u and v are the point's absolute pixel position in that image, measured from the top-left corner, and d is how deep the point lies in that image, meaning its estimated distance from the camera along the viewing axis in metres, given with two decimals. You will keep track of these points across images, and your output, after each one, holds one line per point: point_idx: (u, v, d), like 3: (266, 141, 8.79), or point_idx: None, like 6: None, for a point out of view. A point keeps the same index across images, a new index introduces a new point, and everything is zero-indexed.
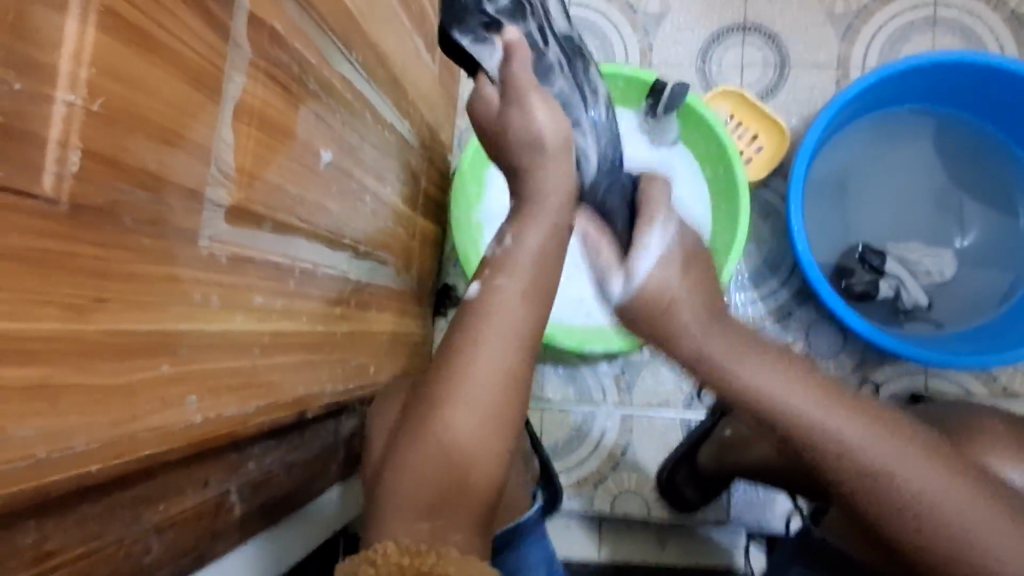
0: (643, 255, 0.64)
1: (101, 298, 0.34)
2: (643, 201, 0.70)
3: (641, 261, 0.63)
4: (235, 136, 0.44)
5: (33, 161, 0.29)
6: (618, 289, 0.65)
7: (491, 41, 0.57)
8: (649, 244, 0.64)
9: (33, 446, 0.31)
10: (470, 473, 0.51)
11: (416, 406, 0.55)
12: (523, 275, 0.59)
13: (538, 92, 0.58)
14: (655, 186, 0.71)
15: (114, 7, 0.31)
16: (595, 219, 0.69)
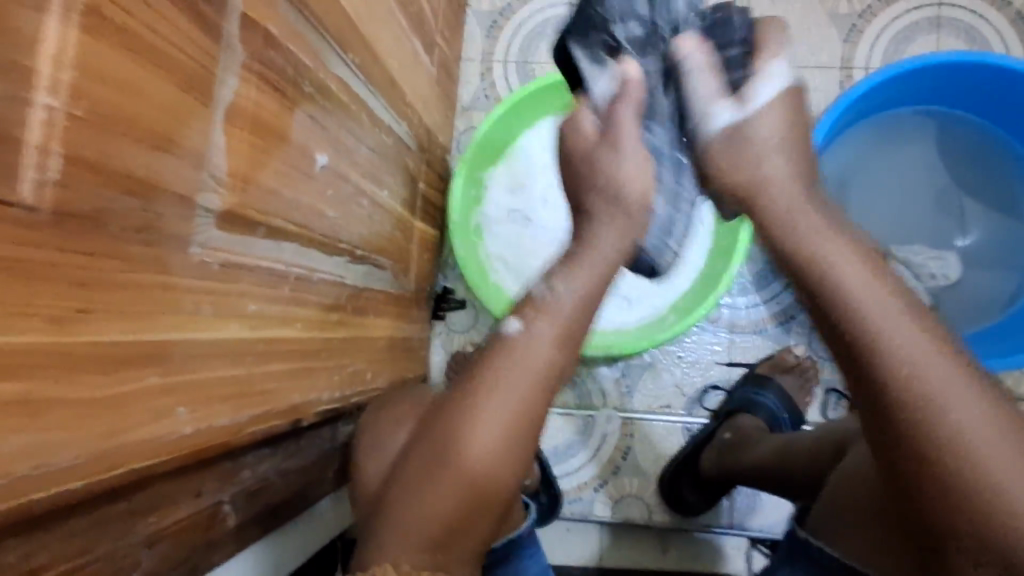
0: (764, 90, 0.53)
1: (88, 309, 0.33)
2: (760, 42, 0.54)
3: (760, 91, 0.53)
4: (228, 140, 0.43)
5: (13, 169, 0.28)
6: (724, 121, 0.53)
7: (608, 66, 0.57)
8: (770, 78, 0.53)
9: (15, 462, 0.30)
10: (484, 497, 0.54)
11: (432, 430, 0.55)
12: (541, 298, 0.56)
13: (635, 129, 0.56)
14: (772, 27, 0.55)
15: (99, 7, 0.30)
16: (700, 41, 0.54)
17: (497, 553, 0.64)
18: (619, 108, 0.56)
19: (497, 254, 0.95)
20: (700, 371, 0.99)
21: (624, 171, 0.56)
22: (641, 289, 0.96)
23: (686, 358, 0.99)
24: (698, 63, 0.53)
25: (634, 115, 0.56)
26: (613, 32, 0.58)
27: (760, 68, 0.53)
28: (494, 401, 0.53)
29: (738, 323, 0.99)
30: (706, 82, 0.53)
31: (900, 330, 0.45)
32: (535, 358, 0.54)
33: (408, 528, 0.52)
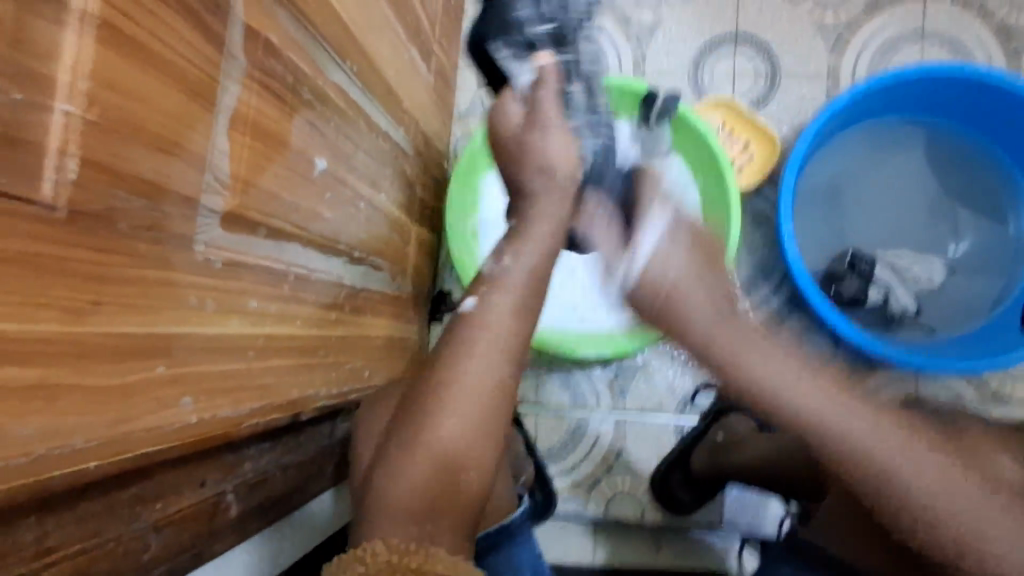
0: (650, 238, 0.74)
1: (98, 301, 0.35)
2: (637, 205, 0.76)
3: (645, 240, 0.74)
4: (230, 144, 0.45)
5: (32, 169, 0.30)
6: (624, 278, 0.75)
7: (527, 61, 0.70)
8: (654, 228, 0.74)
9: (32, 442, 0.32)
10: (460, 481, 0.53)
11: (406, 414, 0.57)
12: (491, 273, 0.63)
13: (556, 122, 0.69)
14: (648, 175, 0.80)
15: (111, 21, 0.33)
16: (597, 199, 0.76)
17: (486, 542, 0.66)
18: (540, 95, 0.69)
19: (494, 259, 0.97)
20: (692, 371, 1.01)
21: (551, 148, 0.68)
22: None
23: (678, 359, 1.01)
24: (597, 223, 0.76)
25: (557, 105, 0.69)
26: (525, 29, 0.70)
27: (644, 223, 0.75)
28: (463, 393, 0.55)
29: None
30: (605, 233, 0.76)
31: (851, 417, 0.58)
32: (500, 331, 0.59)
33: (388, 511, 0.52)
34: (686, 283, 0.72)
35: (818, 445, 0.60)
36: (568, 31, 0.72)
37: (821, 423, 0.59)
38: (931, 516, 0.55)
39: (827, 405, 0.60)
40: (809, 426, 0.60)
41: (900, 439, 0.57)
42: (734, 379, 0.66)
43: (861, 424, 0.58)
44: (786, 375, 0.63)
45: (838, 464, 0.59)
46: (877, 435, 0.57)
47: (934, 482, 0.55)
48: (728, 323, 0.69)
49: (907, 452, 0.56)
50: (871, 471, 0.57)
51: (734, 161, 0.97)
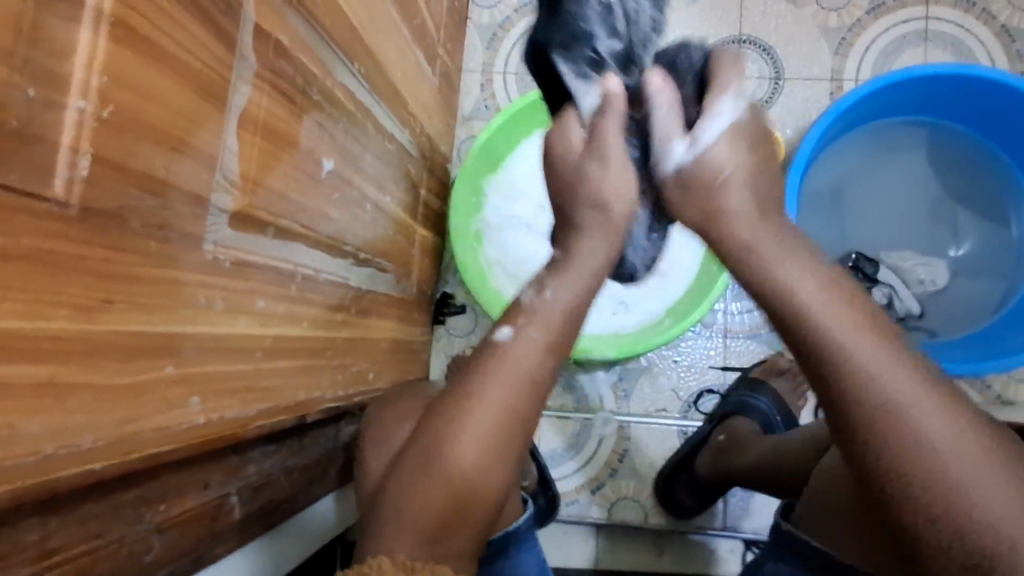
0: (717, 126, 0.52)
1: (110, 300, 0.35)
2: (714, 82, 0.53)
3: (707, 129, 0.53)
4: (240, 144, 0.45)
5: (45, 166, 0.30)
6: (679, 156, 0.54)
7: (594, 81, 0.57)
8: (722, 113, 0.52)
9: (41, 441, 0.32)
10: (473, 501, 0.54)
11: (429, 427, 0.55)
12: (529, 305, 0.56)
13: (621, 153, 0.56)
14: (728, 56, 0.55)
15: (125, 18, 0.33)
16: (665, 77, 0.55)
17: (495, 546, 0.66)
18: (604, 123, 0.56)
19: (496, 259, 0.97)
20: (696, 375, 1.01)
21: (609, 185, 0.56)
22: (638, 293, 0.98)
23: (681, 362, 1.01)
24: (660, 99, 0.54)
25: (622, 129, 0.56)
26: (593, 44, 0.56)
27: (711, 104, 0.52)
28: (480, 408, 0.53)
29: (732, 328, 1.01)
30: (667, 122, 0.54)
31: (863, 346, 0.44)
32: (524, 356, 0.55)
33: (401, 525, 0.52)
34: (739, 184, 0.53)
35: (814, 364, 0.45)
36: (638, 46, 0.57)
37: (832, 343, 0.44)
38: (932, 483, 0.40)
39: (845, 323, 0.45)
40: (814, 343, 0.45)
41: (922, 393, 0.42)
42: (752, 282, 0.50)
43: (884, 361, 0.43)
44: (796, 283, 0.48)
45: (833, 400, 0.44)
46: (891, 372, 0.43)
47: (952, 452, 0.40)
48: (766, 227, 0.52)
49: (925, 412, 0.41)
50: (867, 409, 0.42)
51: None
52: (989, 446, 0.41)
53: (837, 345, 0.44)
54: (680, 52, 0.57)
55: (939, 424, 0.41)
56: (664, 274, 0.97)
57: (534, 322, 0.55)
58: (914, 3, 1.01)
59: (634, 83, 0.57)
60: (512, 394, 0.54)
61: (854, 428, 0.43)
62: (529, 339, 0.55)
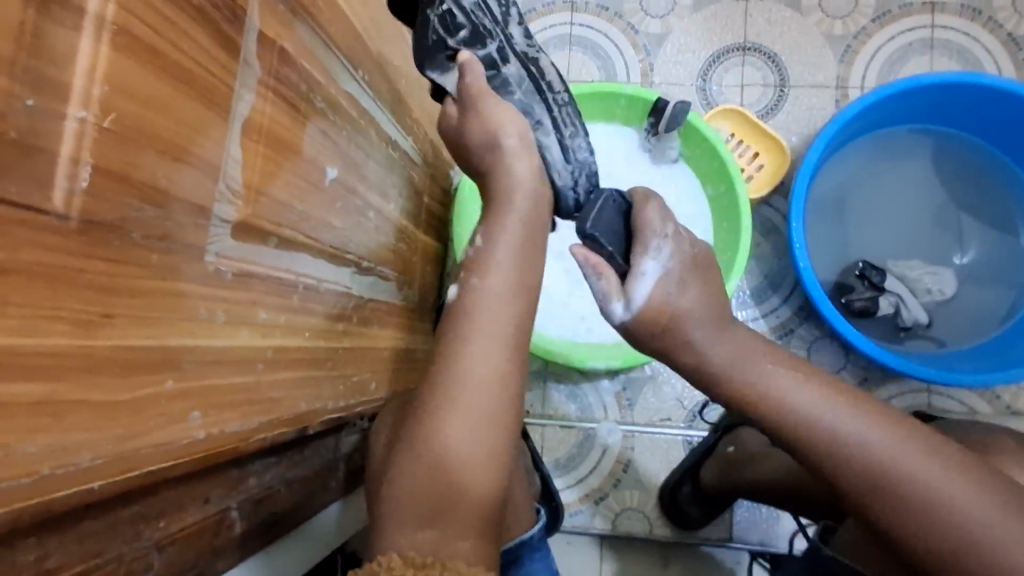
0: (644, 283, 0.60)
1: (108, 314, 0.34)
2: (637, 240, 0.61)
3: (641, 284, 0.60)
4: (243, 153, 0.44)
5: (44, 178, 0.29)
6: (621, 308, 0.61)
7: (454, 68, 0.57)
8: (648, 272, 0.60)
9: (35, 461, 0.31)
10: (465, 482, 0.53)
11: (417, 413, 0.57)
12: (478, 261, 0.60)
13: (509, 115, 0.58)
14: (647, 207, 0.62)
15: (127, 25, 0.32)
16: (588, 248, 0.62)
17: (510, 556, 0.65)
18: (482, 98, 0.57)
19: None
20: None
21: (515, 154, 0.59)
22: None
23: None
24: (592, 270, 0.61)
25: (500, 100, 0.58)
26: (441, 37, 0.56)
27: (637, 266, 0.60)
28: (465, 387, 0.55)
29: None
30: (604, 284, 0.61)
31: (844, 419, 0.54)
32: (500, 326, 0.57)
33: (398, 516, 0.52)
34: (690, 314, 0.61)
35: (806, 449, 0.55)
36: (484, 22, 0.57)
37: (816, 423, 0.54)
38: (939, 523, 0.48)
39: (824, 405, 0.55)
40: (802, 433, 0.55)
41: (906, 448, 0.51)
42: (729, 382, 0.59)
43: (863, 429, 0.53)
44: (777, 374, 0.58)
45: (834, 474, 0.53)
46: (873, 436, 0.52)
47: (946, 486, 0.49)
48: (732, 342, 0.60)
49: (914, 462, 0.51)
50: (867, 473, 0.51)
51: (744, 171, 0.96)
52: (970, 472, 0.50)
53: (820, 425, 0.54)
54: (601, 201, 0.62)
55: (903, 453, 0.51)
56: None
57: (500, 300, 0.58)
58: (919, 11, 1.01)
59: (490, 52, 0.58)
60: (498, 372, 0.56)
61: (857, 492, 0.52)
62: (502, 309, 0.58)
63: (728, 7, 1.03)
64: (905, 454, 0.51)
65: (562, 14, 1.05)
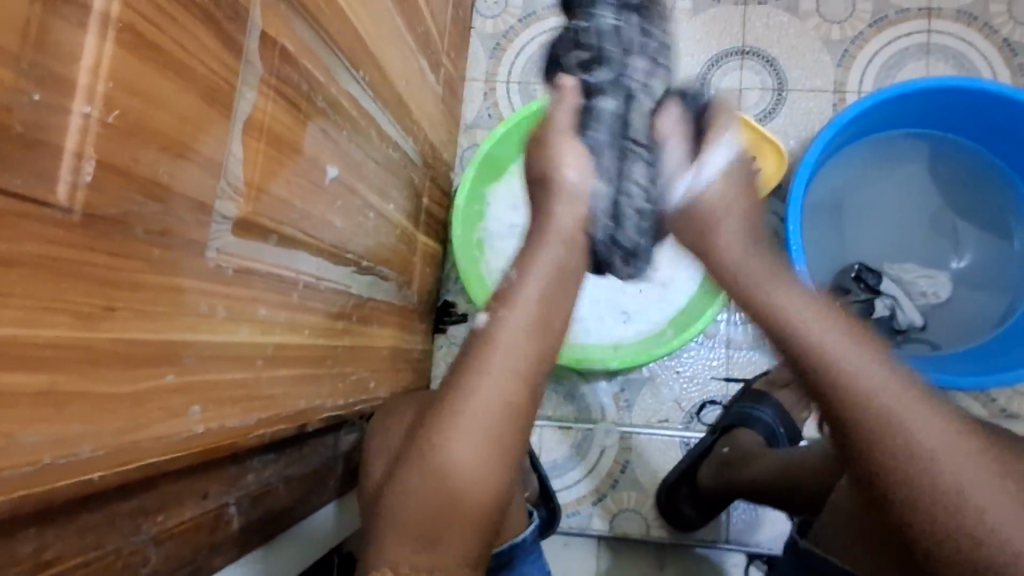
0: (716, 159, 0.64)
1: (112, 307, 0.35)
2: (709, 131, 0.65)
3: (709, 165, 0.64)
4: (245, 150, 0.45)
5: (49, 172, 0.29)
6: (683, 186, 0.64)
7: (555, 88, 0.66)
8: (718, 154, 0.64)
9: (39, 451, 0.31)
10: (467, 500, 0.54)
11: (419, 433, 0.57)
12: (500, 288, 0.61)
13: (569, 140, 0.64)
14: (721, 109, 0.67)
15: (132, 23, 0.32)
16: (670, 108, 0.65)
17: (498, 561, 0.66)
18: (558, 115, 0.64)
19: (497, 268, 0.97)
20: (698, 386, 1.00)
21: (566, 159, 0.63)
22: (641, 303, 0.98)
23: (684, 373, 1.00)
24: (666, 129, 0.64)
25: (574, 126, 0.64)
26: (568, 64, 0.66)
27: (710, 148, 0.64)
28: (475, 397, 0.55)
29: (735, 339, 1.00)
30: (673, 148, 0.64)
31: (878, 376, 0.49)
32: (511, 353, 0.57)
33: (395, 531, 0.53)
34: (730, 218, 0.64)
35: (835, 408, 0.50)
36: (608, 50, 0.63)
37: (848, 383, 0.49)
38: (947, 506, 0.45)
39: (855, 361, 0.50)
40: (814, 381, 0.51)
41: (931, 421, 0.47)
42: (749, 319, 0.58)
43: (891, 393, 0.48)
44: (817, 326, 0.53)
45: (855, 440, 0.48)
46: (902, 404, 0.47)
47: (961, 470, 0.45)
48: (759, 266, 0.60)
49: (936, 438, 0.46)
50: (887, 441, 0.47)
51: None
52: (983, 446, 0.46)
53: (848, 383, 0.49)
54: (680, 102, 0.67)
55: (931, 434, 0.46)
56: (666, 285, 0.98)
57: (518, 329, 0.58)
58: (916, 17, 1.02)
59: (597, 81, 0.63)
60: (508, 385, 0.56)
61: (875, 465, 0.47)
62: (514, 338, 0.58)
63: (727, 11, 1.04)
64: (924, 425, 0.46)
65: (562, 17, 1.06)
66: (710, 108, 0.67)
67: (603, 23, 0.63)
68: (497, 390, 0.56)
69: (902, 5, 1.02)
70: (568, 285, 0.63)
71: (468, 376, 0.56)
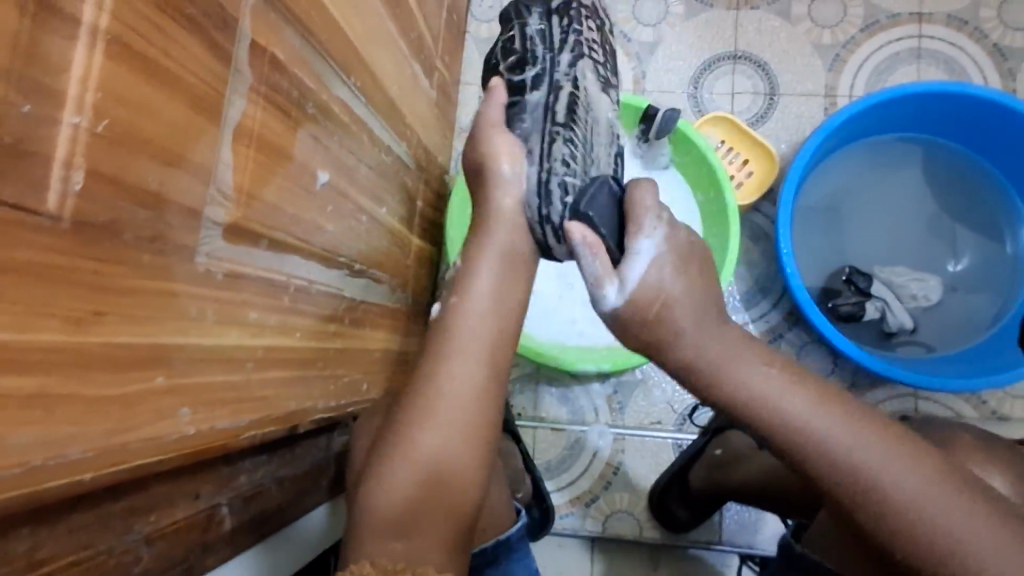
0: (638, 264, 0.60)
1: (101, 311, 0.35)
2: (631, 207, 0.62)
3: (632, 268, 0.60)
4: (235, 157, 0.45)
5: (38, 180, 0.30)
6: (612, 296, 0.61)
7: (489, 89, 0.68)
8: (640, 255, 0.60)
9: (29, 452, 0.32)
10: (444, 484, 0.58)
11: (388, 428, 0.60)
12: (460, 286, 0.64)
13: (501, 133, 0.65)
14: (643, 190, 0.63)
15: (120, 35, 0.33)
16: (583, 228, 0.61)
17: (479, 558, 0.67)
18: (489, 113, 0.65)
19: None
20: None
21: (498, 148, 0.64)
22: None
23: None
24: (589, 251, 0.61)
25: (503, 120, 0.66)
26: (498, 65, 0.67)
27: (631, 247, 0.60)
28: (442, 388, 0.60)
29: None
30: (597, 264, 0.61)
31: (799, 403, 0.55)
32: (475, 344, 0.62)
33: (372, 525, 0.55)
34: (679, 303, 0.60)
35: (772, 441, 0.56)
36: (532, 51, 0.65)
37: (772, 416, 0.55)
38: (897, 514, 0.50)
39: (777, 390, 0.56)
40: (770, 419, 0.55)
41: (861, 434, 0.53)
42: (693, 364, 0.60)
43: (814, 417, 0.54)
44: (744, 364, 0.58)
45: (805, 462, 0.54)
46: (826, 424, 0.54)
47: (898, 474, 0.51)
48: (719, 329, 0.60)
49: (873, 453, 0.52)
50: (824, 459, 0.53)
51: (733, 178, 0.98)
52: (938, 468, 0.52)
53: (777, 413, 0.55)
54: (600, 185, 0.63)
55: (880, 453, 0.52)
56: None
57: (475, 319, 0.62)
58: (907, 21, 1.03)
59: (524, 77, 0.65)
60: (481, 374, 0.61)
61: (826, 485, 0.53)
62: (475, 331, 0.62)
63: (719, 16, 1.05)
64: (876, 449, 0.52)
65: None
66: (627, 194, 0.63)
67: (531, 28, 0.65)
68: (469, 378, 0.61)
69: (893, 10, 1.03)
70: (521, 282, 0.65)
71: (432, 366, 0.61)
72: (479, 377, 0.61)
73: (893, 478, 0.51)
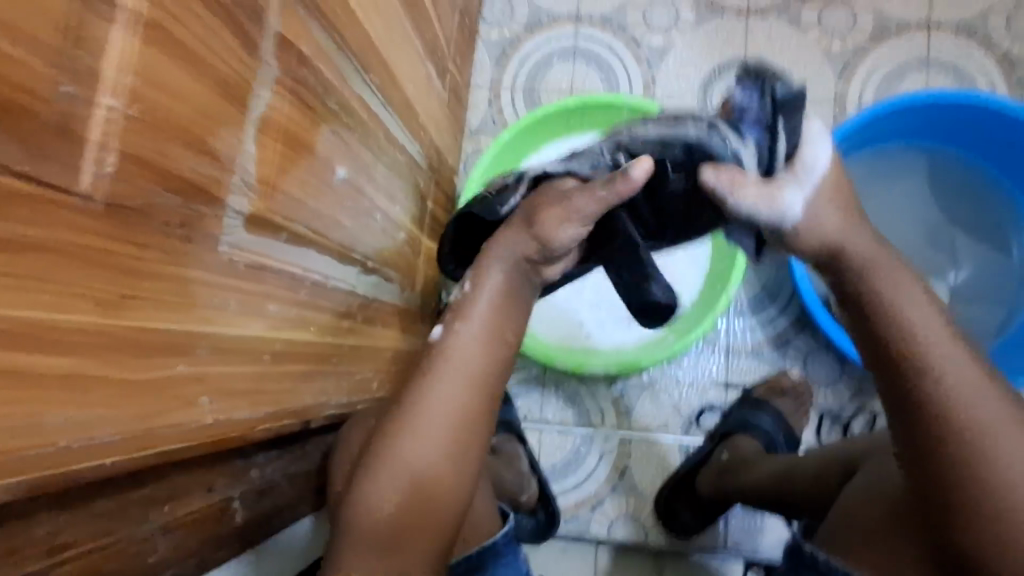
0: (817, 152, 0.55)
1: (131, 295, 0.35)
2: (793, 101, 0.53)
3: (814, 159, 0.55)
4: (260, 148, 0.46)
5: (76, 162, 0.30)
6: (797, 202, 0.55)
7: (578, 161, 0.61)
8: (816, 137, 0.56)
9: (60, 434, 0.32)
10: (429, 503, 0.58)
11: (373, 438, 0.61)
12: (459, 302, 0.65)
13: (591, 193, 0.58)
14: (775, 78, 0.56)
15: (160, 21, 0.33)
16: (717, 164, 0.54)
17: (461, 569, 0.67)
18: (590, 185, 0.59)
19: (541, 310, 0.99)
20: (698, 392, 1.01)
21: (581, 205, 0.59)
22: None
23: (683, 379, 1.01)
24: (737, 178, 0.54)
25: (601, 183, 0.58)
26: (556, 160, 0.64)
27: (806, 131, 0.56)
28: (426, 405, 0.59)
29: (735, 345, 1.01)
30: (755, 189, 0.54)
31: (943, 344, 0.53)
32: (466, 367, 0.62)
33: (355, 534, 0.57)
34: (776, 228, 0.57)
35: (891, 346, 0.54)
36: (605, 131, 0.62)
37: (904, 321, 0.54)
38: (982, 471, 0.49)
39: (917, 308, 0.54)
40: (891, 339, 0.54)
41: (983, 386, 0.51)
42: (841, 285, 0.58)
43: (943, 348, 0.52)
44: (890, 278, 0.55)
45: (917, 396, 0.52)
46: (954, 362, 0.52)
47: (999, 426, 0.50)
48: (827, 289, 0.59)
49: (984, 401, 0.51)
50: (943, 405, 0.51)
51: None
52: None
53: (912, 337, 0.53)
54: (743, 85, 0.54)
55: (995, 412, 0.50)
56: None
57: (471, 343, 0.63)
58: (917, 32, 1.03)
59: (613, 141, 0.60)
60: (468, 394, 0.61)
61: (932, 423, 0.51)
62: (466, 352, 0.62)
63: (730, 22, 1.06)
64: (997, 415, 0.50)
65: (567, 27, 1.08)
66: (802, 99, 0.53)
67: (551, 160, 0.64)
68: (456, 399, 0.60)
69: (903, 20, 1.04)
70: (513, 305, 0.66)
71: (421, 382, 0.61)
72: (465, 393, 0.61)
73: (1000, 442, 0.49)
